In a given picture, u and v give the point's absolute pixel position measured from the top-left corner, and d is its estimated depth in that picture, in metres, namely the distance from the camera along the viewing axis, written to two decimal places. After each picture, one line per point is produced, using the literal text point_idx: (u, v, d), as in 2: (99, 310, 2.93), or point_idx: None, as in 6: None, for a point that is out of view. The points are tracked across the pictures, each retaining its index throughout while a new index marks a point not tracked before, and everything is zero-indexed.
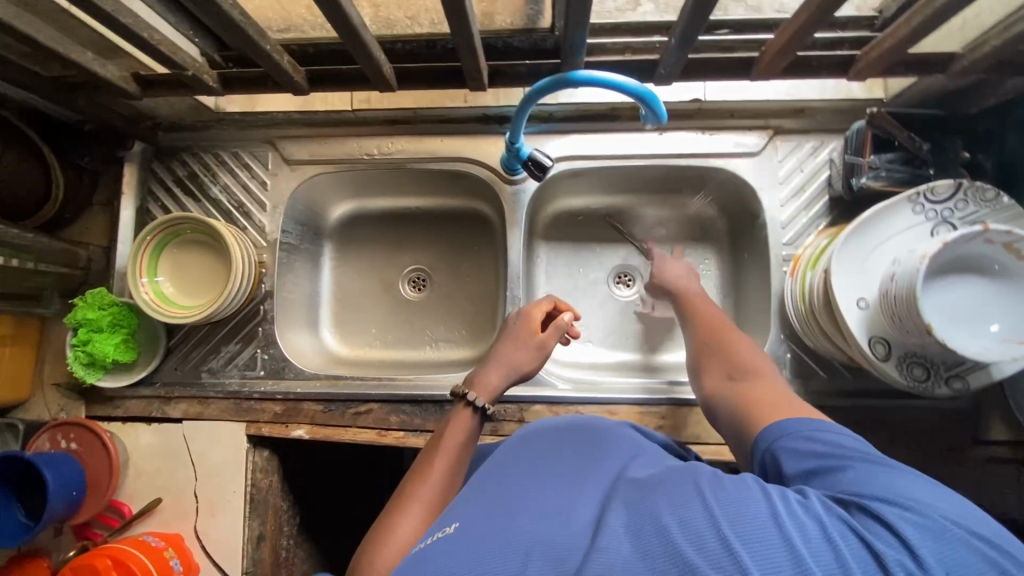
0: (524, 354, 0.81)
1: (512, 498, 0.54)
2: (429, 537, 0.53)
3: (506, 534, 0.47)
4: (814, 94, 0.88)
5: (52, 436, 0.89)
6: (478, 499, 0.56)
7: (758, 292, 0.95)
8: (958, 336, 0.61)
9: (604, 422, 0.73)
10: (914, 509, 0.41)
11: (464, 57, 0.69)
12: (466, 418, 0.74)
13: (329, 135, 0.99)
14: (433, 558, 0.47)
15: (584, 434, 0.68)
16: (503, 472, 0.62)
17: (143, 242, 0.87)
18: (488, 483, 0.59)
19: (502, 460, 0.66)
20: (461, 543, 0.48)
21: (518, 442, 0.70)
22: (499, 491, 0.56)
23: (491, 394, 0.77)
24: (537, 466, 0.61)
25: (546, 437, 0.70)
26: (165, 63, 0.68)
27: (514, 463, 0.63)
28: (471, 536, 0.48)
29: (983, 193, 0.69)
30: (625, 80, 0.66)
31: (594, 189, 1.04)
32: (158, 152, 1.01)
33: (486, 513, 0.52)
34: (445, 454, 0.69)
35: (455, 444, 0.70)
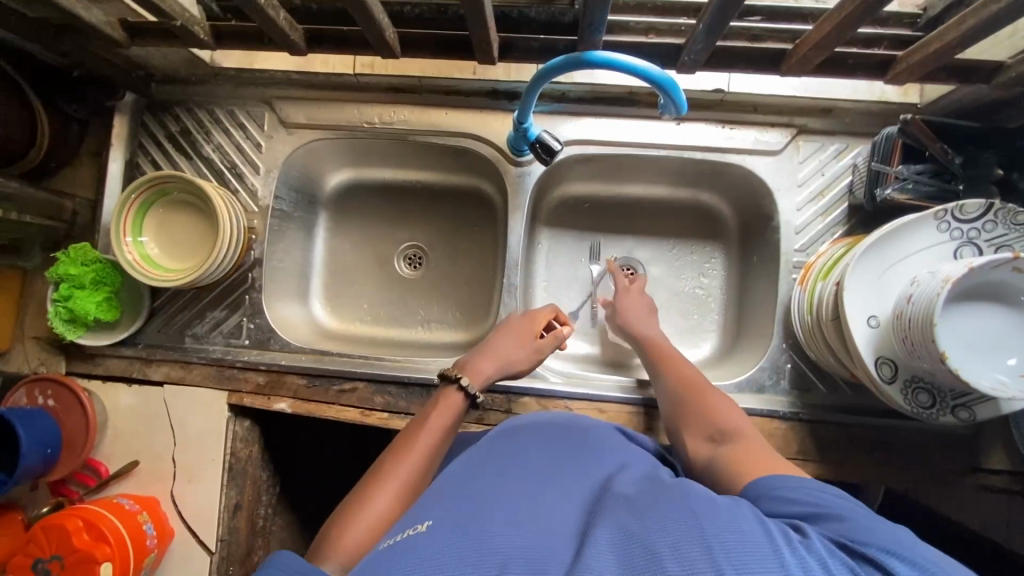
0: (519, 354, 0.79)
1: (489, 492, 0.51)
2: (399, 535, 0.48)
3: (483, 530, 0.44)
4: (844, 93, 0.82)
5: (30, 391, 0.87)
6: (453, 491, 0.53)
7: (764, 297, 0.92)
8: (973, 369, 0.58)
9: (588, 422, 0.71)
10: (919, 562, 0.39)
11: (473, 26, 0.64)
12: (454, 401, 0.72)
13: (330, 99, 0.94)
14: (403, 551, 0.43)
15: (567, 434, 0.66)
16: (481, 463, 0.58)
17: (129, 198, 0.83)
18: (464, 476, 0.56)
19: (480, 452, 0.63)
20: (434, 536, 0.44)
21: (498, 437, 0.66)
22: (475, 484, 0.53)
23: (481, 383, 0.75)
24: (518, 458, 0.58)
25: (530, 432, 0.66)
26: (152, 10, 0.63)
27: (493, 456, 0.60)
28: (444, 530, 0.45)
29: (1015, 215, 0.64)
30: (645, 65, 0.61)
31: (603, 177, 0.99)
32: (150, 104, 0.96)
33: (461, 505, 0.49)
34: (426, 434, 0.67)
35: (435, 425, 0.69)
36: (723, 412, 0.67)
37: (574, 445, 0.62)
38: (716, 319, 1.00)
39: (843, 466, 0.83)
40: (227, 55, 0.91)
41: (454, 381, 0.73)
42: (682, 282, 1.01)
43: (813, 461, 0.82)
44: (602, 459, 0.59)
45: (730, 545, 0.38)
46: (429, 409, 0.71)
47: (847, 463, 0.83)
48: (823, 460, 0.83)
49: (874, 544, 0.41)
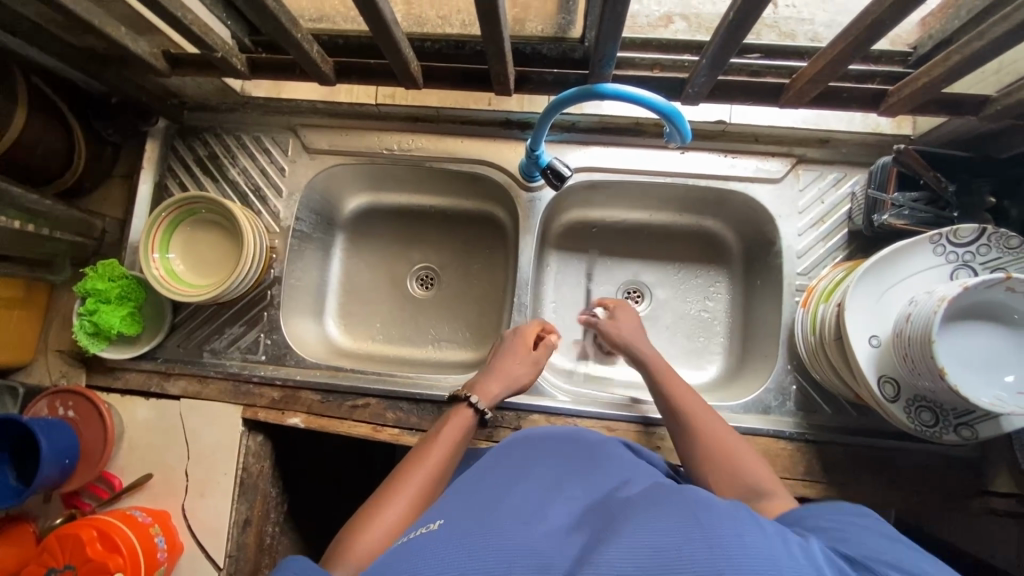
0: (519, 371, 0.81)
1: (497, 500, 0.53)
2: (413, 533, 0.51)
3: (493, 533, 0.46)
4: (840, 126, 0.88)
5: (51, 402, 0.89)
6: (463, 499, 0.55)
7: (769, 320, 0.94)
8: (972, 384, 0.59)
9: (592, 435, 0.72)
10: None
11: (493, 59, 0.68)
12: (461, 415, 0.74)
13: (351, 127, 0.99)
14: (416, 552, 0.45)
15: (570, 447, 0.67)
16: (488, 475, 0.60)
17: (160, 216, 0.88)
18: (473, 486, 0.58)
19: (488, 463, 0.65)
20: (449, 542, 0.45)
21: (503, 452, 0.67)
22: (483, 493, 0.55)
23: (490, 400, 0.77)
24: (524, 471, 0.60)
25: (537, 447, 0.67)
26: (197, 43, 0.68)
27: (500, 467, 0.62)
28: (453, 531, 0.47)
29: (1007, 239, 0.67)
30: (652, 96, 0.65)
31: (611, 203, 1.03)
32: (181, 130, 1.01)
33: (470, 511, 0.51)
34: (438, 446, 0.69)
35: (446, 438, 0.70)
36: (733, 449, 0.66)
37: (576, 457, 0.64)
38: (721, 341, 1.02)
39: (850, 488, 0.83)
40: (256, 84, 0.96)
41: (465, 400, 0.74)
42: (687, 305, 1.04)
43: (820, 483, 0.83)
44: (605, 470, 0.60)
45: (726, 541, 0.39)
46: (441, 422, 0.73)
47: (853, 484, 0.83)
48: (830, 481, 0.83)
49: (868, 556, 0.44)
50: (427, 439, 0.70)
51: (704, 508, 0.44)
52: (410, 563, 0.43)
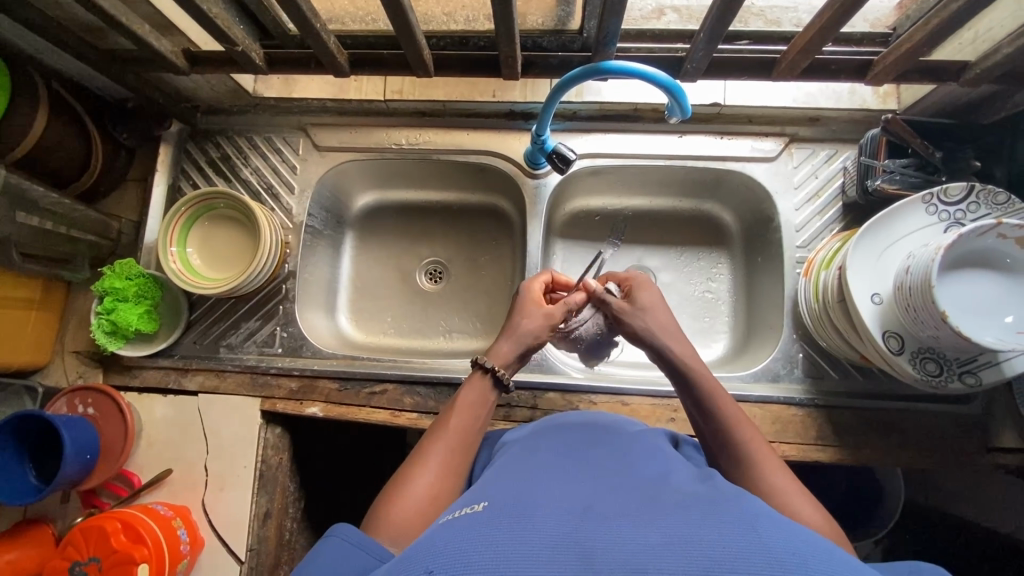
0: (534, 324, 0.78)
1: (538, 484, 0.50)
2: (457, 511, 0.48)
3: (532, 517, 0.42)
4: (829, 103, 0.91)
5: (70, 400, 0.90)
6: (501, 483, 0.52)
7: (772, 294, 0.97)
8: (971, 326, 0.62)
9: (629, 424, 0.69)
10: None
11: (502, 43, 0.72)
12: (477, 382, 0.73)
13: (360, 124, 1.03)
14: (448, 531, 0.42)
15: (608, 433, 0.64)
16: (525, 460, 0.58)
17: (177, 213, 0.90)
18: (510, 471, 0.55)
19: (523, 451, 0.62)
20: (484, 522, 0.42)
21: (535, 442, 0.64)
22: (521, 478, 0.52)
23: (506, 359, 0.75)
24: (562, 457, 0.57)
25: (571, 435, 0.64)
26: (220, 36, 0.72)
27: (535, 453, 0.59)
28: (500, 512, 0.44)
29: (995, 196, 0.71)
30: (655, 72, 0.70)
31: (612, 190, 1.06)
32: (193, 133, 1.04)
33: (513, 494, 0.48)
34: (457, 416, 0.69)
35: (465, 408, 0.70)
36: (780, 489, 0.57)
37: (614, 442, 0.61)
38: (726, 320, 1.04)
39: (861, 450, 0.85)
40: (268, 85, 1.00)
41: (479, 365, 0.73)
42: (691, 287, 1.06)
43: (832, 446, 0.85)
44: (648, 455, 0.57)
45: (798, 551, 0.36)
46: (456, 395, 0.72)
47: (865, 446, 0.85)
48: (841, 444, 0.85)
49: None
50: (446, 412, 0.70)
51: (772, 516, 0.41)
52: (449, 542, 0.40)
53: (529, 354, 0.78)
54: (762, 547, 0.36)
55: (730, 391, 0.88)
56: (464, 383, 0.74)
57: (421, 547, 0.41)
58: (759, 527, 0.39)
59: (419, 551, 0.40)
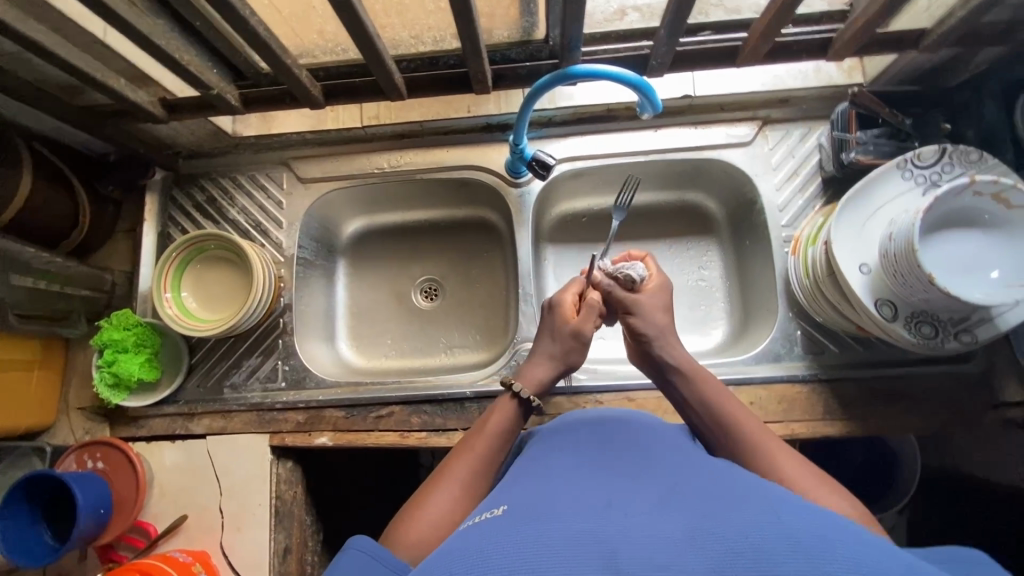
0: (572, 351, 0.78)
1: (554, 484, 0.50)
2: (477, 516, 0.48)
3: (554, 518, 0.42)
4: (796, 83, 0.93)
5: (79, 456, 0.90)
6: (517, 487, 0.52)
7: (762, 275, 0.98)
8: (960, 286, 0.63)
9: (641, 417, 0.69)
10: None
11: (469, 59, 0.74)
12: (505, 407, 0.72)
13: (341, 152, 1.04)
14: (474, 540, 0.42)
15: (617, 427, 0.64)
16: (539, 461, 0.58)
17: (169, 258, 0.91)
18: (527, 472, 0.55)
19: (534, 454, 0.62)
20: (507, 528, 0.42)
21: (541, 445, 0.64)
22: (535, 478, 0.53)
23: (533, 385, 0.74)
24: (575, 456, 0.57)
25: (579, 433, 0.64)
26: (194, 82, 0.73)
27: (550, 454, 0.59)
28: (517, 516, 0.44)
29: (967, 155, 0.72)
30: (620, 71, 0.71)
31: (596, 190, 1.07)
32: (177, 179, 1.05)
33: (529, 496, 0.48)
34: (483, 438, 0.68)
35: (492, 433, 0.69)
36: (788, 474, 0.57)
37: (627, 437, 0.61)
38: (722, 306, 1.04)
39: (870, 420, 0.86)
40: (246, 124, 1.03)
41: (510, 389, 0.73)
42: (685, 277, 1.07)
43: (839, 419, 0.86)
44: (664, 448, 0.57)
45: (823, 536, 0.36)
46: (486, 417, 0.72)
47: (872, 417, 0.86)
48: (847, 417, 0.86)
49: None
50: (470, 435, 0.69)
51: (796, 504, 0.41)
52: (474, 550, 0.40)
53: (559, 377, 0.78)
54: (785, 533, 0.36)
55: (733, 375, 0.89)
56: (493, 406, 0.73)
57: (445, 555, 0.41)
58: (781, 515, 0.39)
59: (446, 556, 0.41)
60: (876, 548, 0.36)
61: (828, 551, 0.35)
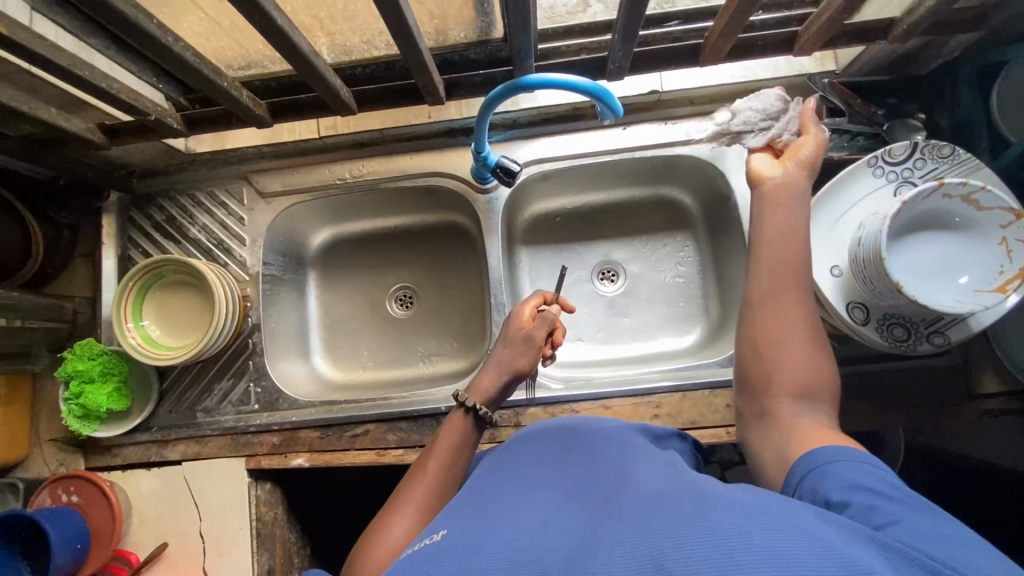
0: (525, 357, 0.78)
1: (506, 497, 0.50)
2: (418, 543, 0.48)
3: (490, 536, 0.42)
4: (767, 73, 0.89)
5: (53, 491, 0.89)
6: (468, 503, 0.52)
7: (738, 272, 0.96)
8: (929, 292, 0.62)
9: (604, 424, 0.68)
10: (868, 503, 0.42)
11: (416, 72, 0.70)
12: (458, 422, 0.72)
13: (301, 164, 1.01)
14: (413, 565, 0.42)
15: (579, 433, 0.64)
16: (497, 473, 0.57)
17: (127, 286, 0.89)
18: (481, 486, 0.55)
19: (493, 464, 0.61)
20: (444, 551, 0.42)
21: (501, 454, 0.64)
22: (489, 491, 0.52)
23: (482, 394, 0.74)
24: (534, 466, 0.57)
25: (538, 439, 0.64)
26: (128, 109, 0.70)
27: (507, 465, 0.59)
28: (458, 535, 0.44)
29: (939, 149, 0.70)
30: (575, 78, 0.68)
31: (567, 190, 1.04)
32: (135, 200, 1.02)
33: (479, 511, 0.48)
34: (438, 458, 0.68)
35: (445, 451, 0.69)
36: (792, 342, 0.56)
37: (586, 442, 0.60)
38: (700, 303, 1.03)
39: (847, 418, 0.85)
40: (199, 141, 0.97)
41: (461, 404, 0.73)
42: (660, 274, 1.05)
43: None
44: (620, 450, 0.57)
45: (744, 526, 0.36)
46: (438, 434, 0.72)
47: (849, 414, 0.85)
48: None
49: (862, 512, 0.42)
50: (425, 454, 0.69)
51: (727, 498, 0.41)
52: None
53: (512, 384, 0.78)
54: (707, 529, 0.36)
55: (709, 378, 0.88)
56: (445, 422, 0.73)
57: None
58: (707, 509, 0.39)
59: None
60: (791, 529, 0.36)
61: (746, 545, 0.34)
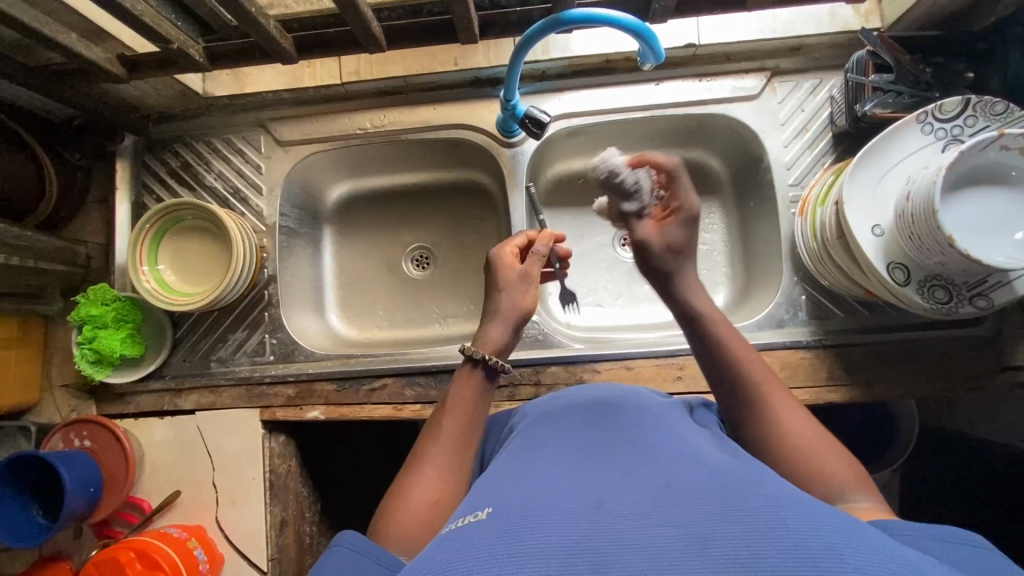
0: (518, 295, 0.74)
1: (548, 475, 0.47)
2: (459, 521, 0.43)
3: (543, 519, 0.38)
4: (810, 29, 0.85)
5: (66, 435, 0.87)
6: (504, 481, 0.48)
7: (767, 238, 0.94)
8: (982, 248, 0.60)
9: (638, 398, 0.66)
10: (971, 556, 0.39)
11: (454, 4, 0.67)
12: (468, 378, 0.69)
13: (321, 113, 0.98)
14: (455, 544, 0.38)
15: (619, 411, 0.61)
16: (532, 451, 0.54)
17: (143, 230, 0.86)
18: (515, 463, 0.51)
19: (526, 440, 0.58)
20: (490, 530, 0.38)
21: (532, 431, 0.61)
22: (528, 469, 0.49)
23: (495, 346, 0.71)
24: (576, 443, 0.54)
25: (571, 419, 0.61)
26: (151, 35, 0.67)
27: (543, 441, 0.56)
28: (506, 513, 0.40)
29: (992, 106, 0.67)
30: (618, 15, 0.65)
31: (594, 150, 1.01)
32: (149, 144, 0.99)
33: (524, 488, 0.44)
34: (453, 416, 0.66)
35: (460, 407, 0.66)
36: (793, 434, 0.56)
37: (626, 424, 0.57)
38: (724, 270, 1.01)
39: (875, 386, 0.84)
40: (217, 84, 0.94)
41: (468, 357, 0.69)
42: None
43: (843, 386, 0.84)
44: (666, 434, 0.54)
45: (829, 538, 0.33)
46: (449, 391, 0.69)
47: (877, 382, 0.84)
48: (852, 382, 0.84)
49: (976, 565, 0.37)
50: (439, 411, 0.67)
51: (803, 501, 0.38)
52: (453, 558, 0.36)
53: (520, 328, 0.74)
54: (792, 540, 0.33)
55: None
56: (456, 378, 0.70)
57: (421, 563, 0.38)
58: (785, 514, 0.35)
59: (423, 564, 0.37)
60: (885, 551, 0.33)
61: (840, 559, 0.31)
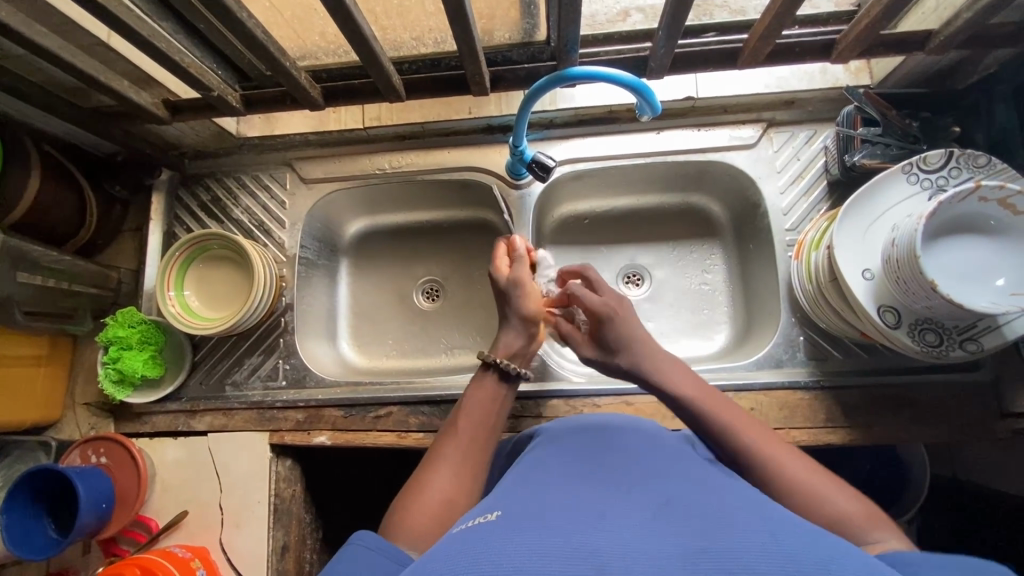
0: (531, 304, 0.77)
1: (546, 488, 0.49)
2: (470, 522, 0.46)
3: (543, 525, 0.41)
4: (802, 85, 0.92)
5: (84, 452, 0.91)
6: (507, 494, 0.50)
7: (766, 280, 0.96)
8: (965, 294, 0.62)
9: (632, 424, 0.67)
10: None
11: (467, 61, 0.74)
12: (486, 381, 0.72)
13: (343, 152, 1.05)
14: (472, 542, 0.40)
15: (611, 435, 0.63)
16: (530, 468, 0.56)
17: (172, 258, 0.93)
18: (512, 482, 0.53)
19: (528, 459, 0.60)
20: (493, 535, 0.40)
21: (530, 452, 0.63)
22: (525, 484, 0.51)
23: (512, 351, 0.74)
24: (568, 461, 0.56)
25: (569, 441, 0.63)
26: (195, 84, 0.75)
27: (540, 461, 0.58)
28: (507, 522, 0.42)
29: (975, 159, 0.70)
30: (617, 72, 0.71)
31: (599, 192, 1.06)
32: (183, 179, 1.07)
33: (523, 500, 0.47)
34: (469, 415, 0.68)
35: (476, 407, 0.69)
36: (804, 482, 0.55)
37: (622, 445, 0.59)
38: (726, 310, 1.03)
39: (874, 429, 0.84)
40: (250, 124, 1.04)
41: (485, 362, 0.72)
42: (688, 279, 1.05)
43: (842, 427, 0.84)
44: (657, 457, 0.56)
45: (813, 552, 0.35)
46: (466, 393, 0.71)
47: (877, 425, 0.84)
48: (850, 424, 0.84)
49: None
50: (456, 414, 0.69)
51: (787, 520, 0.41)
52: (461, 557, 0.38)
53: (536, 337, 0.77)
54: (775, 547, 0.36)
55: (734, 380, 0.88)
56: (473, 382, 0.73)
57: (425, 563, 0.40)
58: (771, 531, 0.38)
59: (431, 563, 0.39)
60: (865, 563, 0.35)
61: (818, 567, 0.34)
